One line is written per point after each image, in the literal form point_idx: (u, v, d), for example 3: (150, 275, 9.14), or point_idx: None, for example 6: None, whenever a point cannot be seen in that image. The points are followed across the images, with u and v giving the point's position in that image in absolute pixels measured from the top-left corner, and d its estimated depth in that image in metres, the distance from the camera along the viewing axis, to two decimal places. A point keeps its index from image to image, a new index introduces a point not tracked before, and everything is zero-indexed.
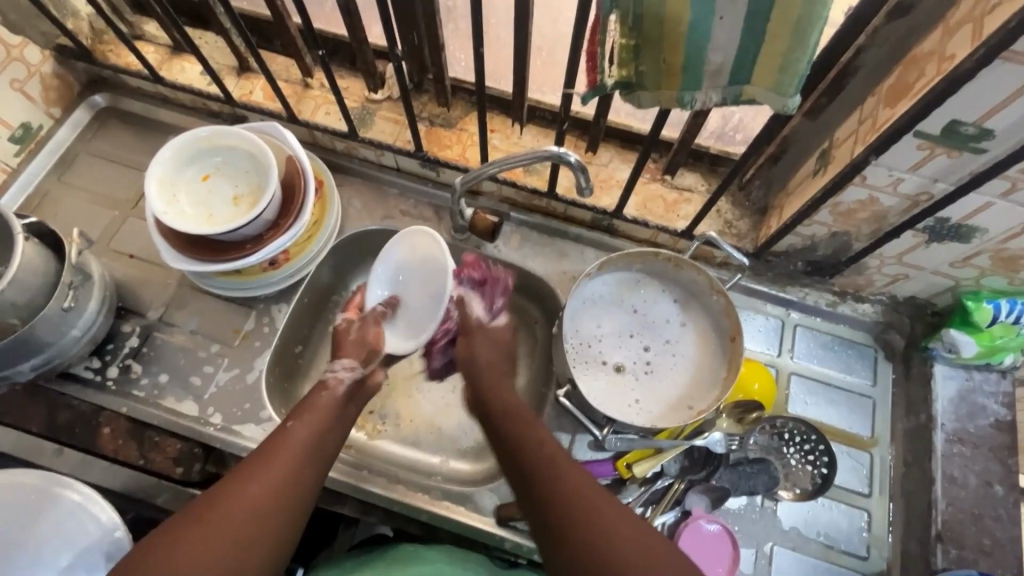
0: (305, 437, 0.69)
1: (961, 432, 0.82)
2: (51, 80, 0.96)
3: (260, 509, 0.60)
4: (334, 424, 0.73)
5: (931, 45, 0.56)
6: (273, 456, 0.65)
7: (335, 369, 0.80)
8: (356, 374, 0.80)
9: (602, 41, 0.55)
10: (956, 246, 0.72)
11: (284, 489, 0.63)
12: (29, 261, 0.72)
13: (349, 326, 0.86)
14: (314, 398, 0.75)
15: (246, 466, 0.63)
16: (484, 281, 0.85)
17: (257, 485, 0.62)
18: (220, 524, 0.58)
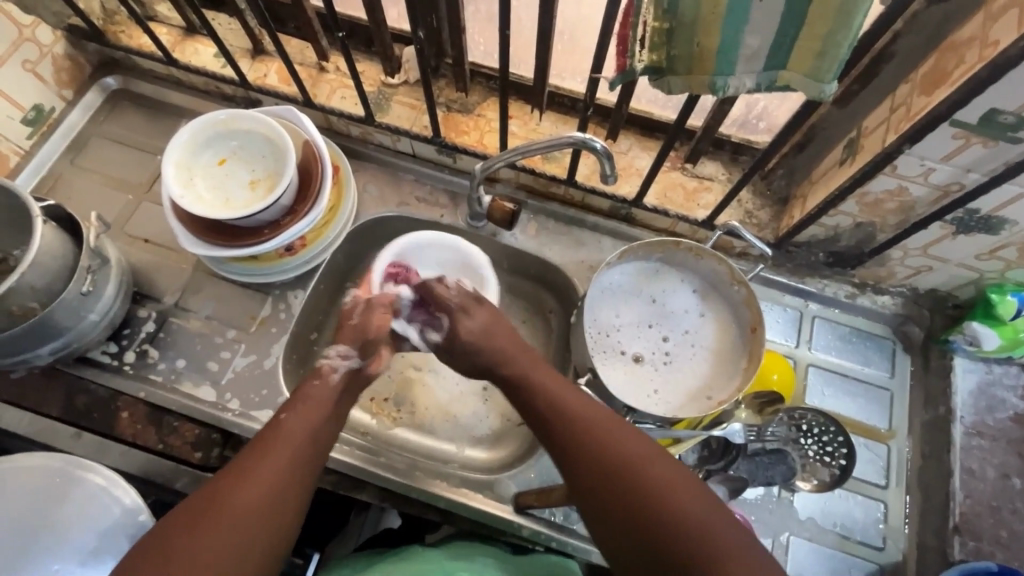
0: (304, 428, 0.64)
1: (980, 425, 0.83)
2: (63, 61, 0.95)
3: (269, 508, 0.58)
4: (333, 414, 0.69)
5: (972, 31, 0.55)
6: (269, 450, 0.61)
7: (328, 357, 0.72)
8: (347, 366, 0.72)
9: (634, 24, 0.53)
10: (984, 238, 0.71)
11: (287, 482, 0.61)
12: (48, 244, 0.72)
13: (354, 312, 0.78)
14: (305, 387, 0.68)
15: (243, 462, 0.60)
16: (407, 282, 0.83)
17: (255, 482, 0.59)
18: (228, 528, 0.55)
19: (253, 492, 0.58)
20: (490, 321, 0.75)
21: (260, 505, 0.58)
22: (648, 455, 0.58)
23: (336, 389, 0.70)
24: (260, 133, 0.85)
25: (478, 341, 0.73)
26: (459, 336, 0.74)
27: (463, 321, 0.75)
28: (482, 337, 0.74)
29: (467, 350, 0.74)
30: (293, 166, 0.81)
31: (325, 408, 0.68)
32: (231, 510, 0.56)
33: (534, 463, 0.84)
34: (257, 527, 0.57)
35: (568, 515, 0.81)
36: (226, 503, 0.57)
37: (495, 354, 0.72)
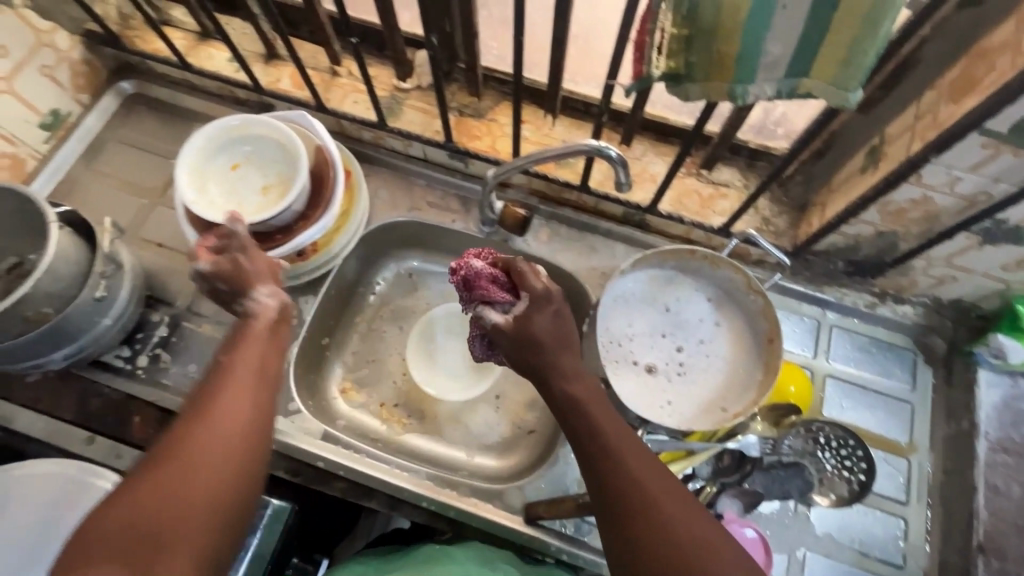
0: (252, 367, 0.61)
1: (1005, 441, 0.80)
2: (80, 66, 0.96)
3: (228, 457, 0.53)
4: (273, 352, 0.65)
5: (1004, 37, 0.53)
6: (225, 392, 0.58)
7: (256, 300, 0.68)
8: (279, 301, 0.69)
9: (652, 31, 0.51)
10: (1011, 248, 0.69)
11: (256, 422, 0.57)
12: (63, 250, 0.72)
13: (238, 262, 0.69)
14: (247, 327, 0.65)
15: (203, 408, 0.56)
16: (491, 282, 0.68)
17: (225, 423, 0.55)
18: (206, 475, 0.51)
19: (225, 433, 0.54)
20: (566, 324, 0.66)
21: (234, 448, 0.54)
22: (642, 464, 0.57)
23: (268, 325, 0.67)
24: (280, 138, 0.84)
25: (553, 346, 0.64)
26: (530, 335, 0.64)
27: (539, 319, 0.65)
28: (556, 340, 0.64)
29: (539, 357, 0.64)
30: (305, 171, 0.81)
31: (265, 345, 0.65)
32: (206, 455, 0.52)
33: (546, 474, 0.83)
34: (219, 484, 0.52)
35: (579, 526, 0.80)
36: (198, 445, 0.53)
37: (563, 363, 0.63)
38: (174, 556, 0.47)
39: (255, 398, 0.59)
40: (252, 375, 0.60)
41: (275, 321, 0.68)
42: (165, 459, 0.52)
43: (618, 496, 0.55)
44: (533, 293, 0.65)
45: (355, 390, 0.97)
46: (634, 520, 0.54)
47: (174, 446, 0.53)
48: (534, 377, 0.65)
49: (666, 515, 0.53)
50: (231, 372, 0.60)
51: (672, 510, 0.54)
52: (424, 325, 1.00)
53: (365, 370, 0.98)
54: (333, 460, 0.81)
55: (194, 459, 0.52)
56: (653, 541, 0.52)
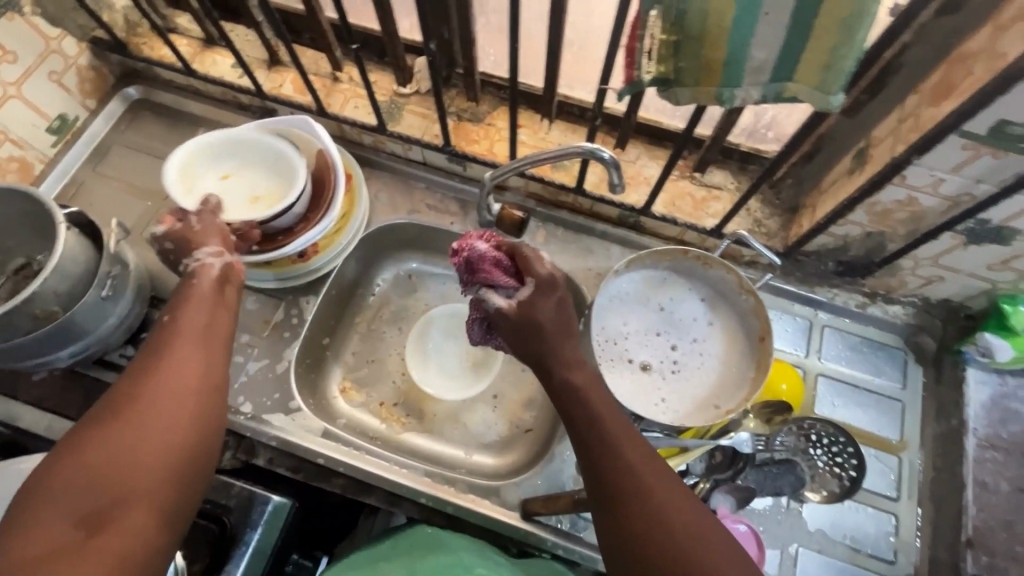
0: (194, 328, 0.64)
1: (993, 438, 0.82)
2: (87, 72, 0.98)
3: (173, 416, 0.57)
4: (218, 312, 0.68)
5: (983, 42, 0.55)
6: (165, 357, 0.60)
7: (199, 260, 0.71)
8: (223, 262, 0.72)
9: (641, 37, 0.54)
10: (996, 248, 0.71)
11: (199, 383, 0.60)
12: (69, 250, 0.73)
13: (185, 224, 0.74)
14: (187, 291, 0.68)
15: (145, 374, 0.59)
16: (495, 266, 0.70)
17: (167, 385, 0.58)
18: (151, 434, 0.54)
19: (166, 395, 0.57)
20: (568, 313, 0.68)
21: (179, 408, 0.57)
22: (643, 459, 0.58)
23: (213, 285, 0.70)
24: (280, 155, 0.86)
25: (555, 332, 0.66)
26: (534, 322, 0.66)
27: (543, 306, 0.67)
28: (559, 329, 0.66)
29: (541, 344, 0.66)
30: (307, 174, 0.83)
31: (209, 306, 0.68)
32: (147, 416, 0.55)
33: (542, 470, 0.84)
34: (166, 443, 0.55)
35: (575, 522, 0.81)
36: (138, 407, 0.56)
37: (565, 351, 0.65)
38: (137, 503, 0.51)
39: (205, 359, 0.63)
40: (199, 337, 0.64)
41: (222, 277, 0.71)
42: (118, 414, 0.55)
43: (618, 489, 0.57)
44: (538, 279, 0.68)
45: (355, 390, 0.99)
46: (634, 514, 0.55)
47: (119, 407, 0.56)
48: (535, 366, 0.67)
49: (662, 504, 0.55)
50: (179, 335, 0.63)
51: (669, 500, 0.55)
52: (423, 325, 1.02)
53: (365, 370, 1.00)
54: (333, 456, 0.83)
55: (148, 414, 0.55)
56: (653, 531, 0.53)
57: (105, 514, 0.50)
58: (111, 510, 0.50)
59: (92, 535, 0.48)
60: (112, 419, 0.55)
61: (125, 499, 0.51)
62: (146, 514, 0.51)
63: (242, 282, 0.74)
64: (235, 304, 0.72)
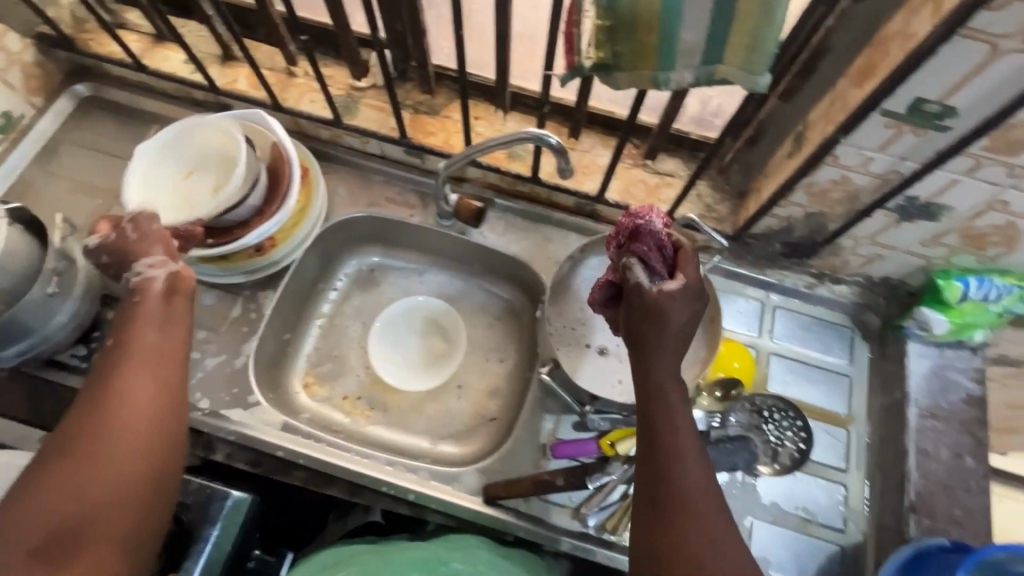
0: (149, 348, 0.65)
1: (933, 407, 0.84)
2: (33, 69, 0.96)
3: (129, 448, 0.59)
4: (169, 325, 0.68)
5: (897, 25, 0.58)
6: (117, 385, 0.62)
7: (138, 272, 0.70)
8: (167, 271, 0.71)
9: (579, 22, 0.56)
10: (926, 224, 0.74)
11: (155, 410, 0.62)
12: (10, 246, 0.71)
13: (120, 233, 0.72)
14: (129, 308, 0.68)
15: (100, 403, 0.61)
16: (659, 247, 0.65)
17: (125, 415, 0.60)
18: (110, 468, 0.57)
19: (122, 426, 0.60)
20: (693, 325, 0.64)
21: (136, 438, 0.60)
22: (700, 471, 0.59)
23: (159, 298, 0.69)
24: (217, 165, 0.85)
25: (672, 338, 0.62)
26: (664, 320, 0.62)
27: (678, 311, 0.62)
28: (681, 334, 0.63)
29: (659, 339, 0.62)
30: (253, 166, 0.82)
31: (163, 322, 0.68)
32: (104, 450, 0.58)
33: (503, 455, 0.85)
34: (127, 475, 0.58)
35: (535, 504, 0.82)
36: (94, 442, 0.58)
37: (674, 354, 0.63)
38: (100, 536, 0.55)
39: (158, 382, 0.64)
40: (153, 359, 0.65)
41: (167, 289, 0.70)
42: (75, 448, 0.58)
43: (665, 495, 0.58)
44: (687, 285, 0.63)
45: (318, 384, 0.98)
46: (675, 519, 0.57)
47: (76, 440, 0.58)
48: (636, 350, 0.64)
49: (707, 519, 0.57)
50: (133, 357, 0.64)
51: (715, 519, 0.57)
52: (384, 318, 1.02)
53: (328, 365, 0.99)
54: (292, 449, 0.83)
55: (104, 448, 0.58)
56: (690, 541, 0.56)
57: (72, 544, 0.54)
58: (75, 544, 0.54)
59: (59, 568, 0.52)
60: (68, 454, 0.57)
61: (88, 533, 0.55)
62: (111, 545, 0.55)
63: (192, 289, 0.73)
64: (189, 314, 0.72)
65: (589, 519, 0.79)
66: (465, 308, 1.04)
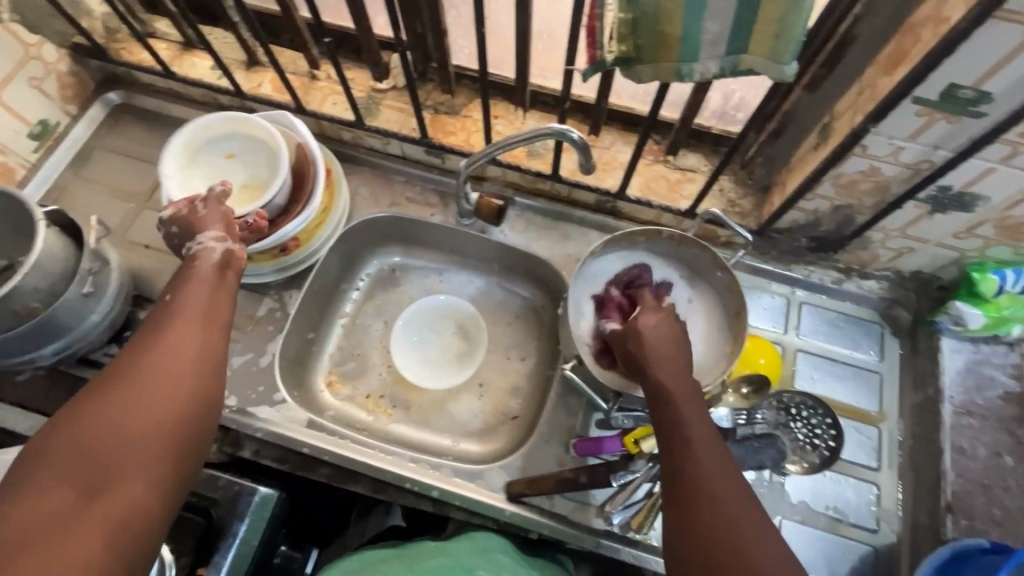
0: (197, 308, 0.65)
1: (969, 404, 0.82)
2: (67, 78, 0.99)
3: (169, 395, 0.57)
4: (215, 291, 0.68)
5: (928, 11, 0.57)
6: (165, 335, 0.61)
7: (200, 243, 0.71)
8: (224, 247, 0.71)
9: (601, 16, 0.56)
10: (959, 215, 0.72)
11: (197, 363, 0.60)
12: (49, 248, 0.74)
13: (193, 209, 0.75)
14: (180, 272, 0.68)
15: (144, 351, 0.59)
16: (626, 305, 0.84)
17: (169, 364, 0.58)
18: (146, 412, 0.55)
19: (164, 374, 0.57)
20: (671, 329, 0.70)
21: (176, 386, 0.57)
22: (716, 463, 0.57)
23: (214, 269, 0.69)
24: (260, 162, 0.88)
25: (654, 342, 0.68)
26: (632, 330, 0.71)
27: (643, 318, 0.72)
28: (660, 338, 0.69)
29: (636, 344, 0.69)
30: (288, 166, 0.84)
31: (209, 286, 0.67)
32: (145, 393, 0.56)
33: (526, 453, 0.85)
34: (160, 421, 0.55)
35: (560, 503, 0.82)
36: (136, 383, 0.56)
37: (660, 352, 0.67)
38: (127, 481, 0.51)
39: (203, 341, 0.62)
40: (200, 319, 0.64)
41: (222, 264, 0.70)
42: (106, 394, 0.55)
43: (675, 484, 0.58)
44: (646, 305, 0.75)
45: (341, 383, 0.99)
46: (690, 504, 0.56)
47: (117, 380, 0.56)
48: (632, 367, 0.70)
49: (724, 505, 0.55)
50: (177, 320, 0.62)
51: (742, 513, 0.54)
52: (406, 315, 1.03)
53: (351, 364, 1.00)
54: (318, 445, 0.84)
55: (145, 391, 0.56)
56: (711, 524, 0.54)
57: (98, 485, 0.50)
58: (102, 487, 0.50)
59: (81, 508, 0.49)
60: (99, 399, 0.54)
61: (115, 477, 0.51)
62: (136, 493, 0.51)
63: (242, 270, 0.73)
64: (235, 289, 0.71)
65: (614, 517, 0.76)
66: (485, 307, 1.04)
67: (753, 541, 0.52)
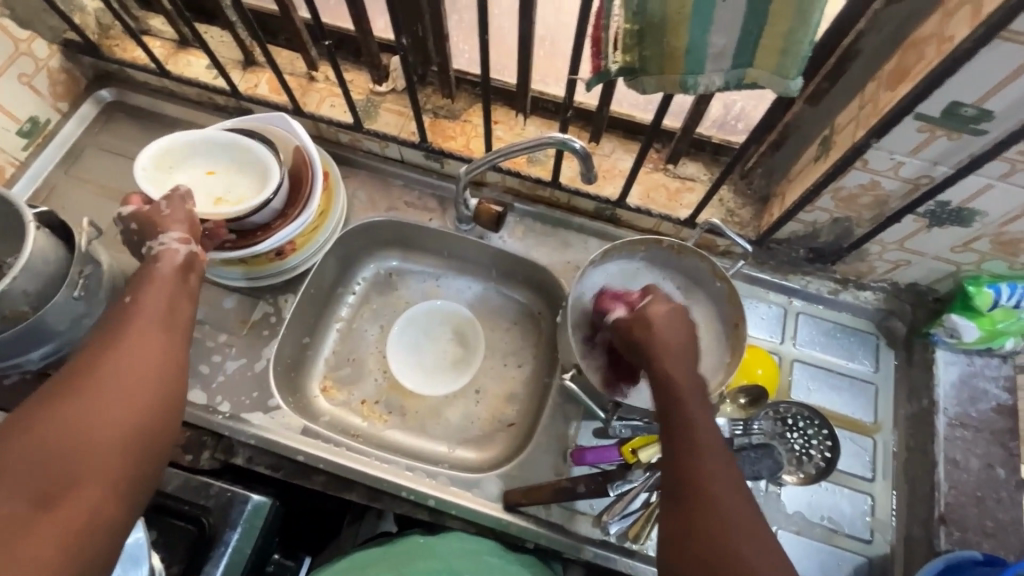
0: (159, 308, 0.63)
1: (962, 416, 0.83)
2: (58, 75, 0.97)
3: (134, 395, 0.54)
4: (178, 294, 0.66)
5: (931, 28, 0.57)
6: (126, 336, 0.58)
7: (162, 243, 0.69)
8: (187, 249, 0.70)
9: (607, 26, 0.55)
10: (957, 230, 0.73)
11: (162, 363, 0.58)
12: (39, 250, 0.72)
13: (153, 207, 0.72)
14: (143, 272, 0.66)
15: (103, 350, 0.56)
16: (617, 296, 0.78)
17: (131, 363, 0.56)
18: (110, 412, 0.52)
19: (126, 374, 0.55)
20: (680, 320, 0.68)
21: (142, 386, 0.55)
22: (714, 461, 0.56)
23: (177, 270, 0.68)
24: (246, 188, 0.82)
25: (662, 329, 0.67)
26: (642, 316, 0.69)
27: (654, 308, 0.69)
28: (667, 326, 0.67)
29: (645, 333, 0.67)
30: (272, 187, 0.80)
31: (171, 287, 0.66)
32: (107, 393, 0.53)
33: (523, 461, 0.84)
34: (126, 422, 0.53)
35: (557, 512, 0.81)
36: (96, 383, 0.53)
37: (670, 342, 0.65)
38: (88, 478, 0.49)
39: (166, 341, 0.60)
40: (161, 320, 0.62)
41: (185, 266, 0.69)
42: (60, 396, 0.52)
43: (676, 482, 0.56)
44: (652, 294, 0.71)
45: (336, 388, 0.98)
46: (691, 505, 0.54)
47: (75, 380, 0.53)
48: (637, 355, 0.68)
49: (722, 506, 0.53)
50: (137, 319, 0.60)
51: (738, 522, 0.53)
52: (400, 320, 1.02)
53: (346, 369, 0.99)
54: (313, 452, 0.83)
55: (109, 390, 0.53)
56: (710, 527, 0.53)
57: (61, 488, 0.47)
58: (61, 485, 0.48)
59: (42, 510, 0.46)
60: (52, 401, 0.51)
61: (79, 477, 0.48)
62: (103, 489, 0.49)
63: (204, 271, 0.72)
64: (196, 291, 0.70)
65: (612, 526, 0.77)
66: (482, 313, 1.04)
67: (749, 547, 0.51)
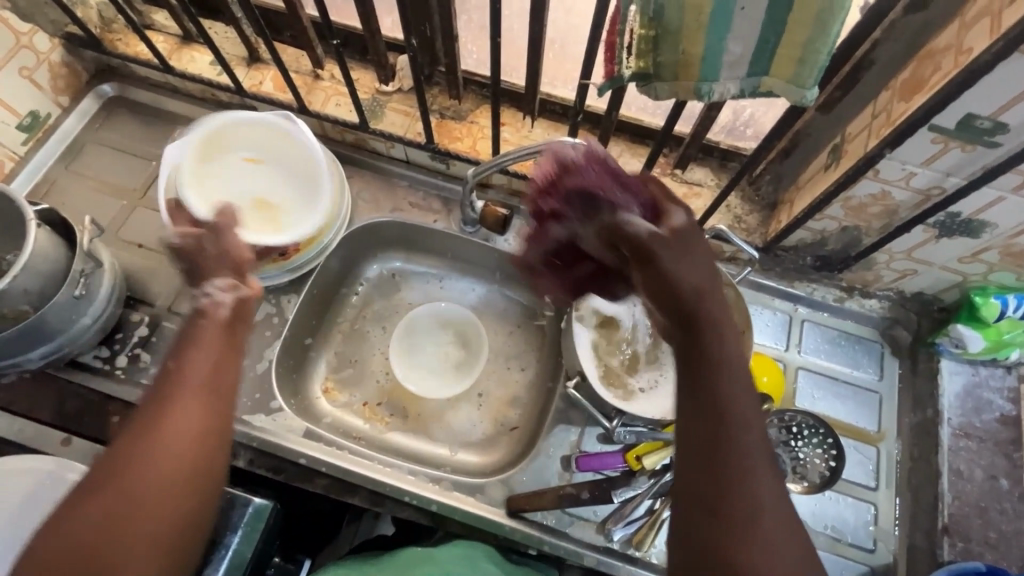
0: (201, 376, 0.61)
1: (966, 426, 0.83)
2: (60, 68, 0.96)
3: (169, 484, 0.54)
4: (224, 355, 0.64)
5: (948, 40, 0.57)
6: (165, 415, 0.57)
7: (207, 294, 0.67)
8: (234, 297, 0.68)
9: (622, 32, 0.55)
10: (966, 241, 0.73)
11: (197, 445, 0.57)
12: (40, 248, 0.71)
13: (200, 243, 0.71)
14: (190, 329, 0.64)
15: (145, 431, 0.56)
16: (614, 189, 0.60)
17: (167, 448, 0.55)
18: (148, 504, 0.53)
19: (164, 462, 0.55)
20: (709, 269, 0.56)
21: (178, 473, 0.55)
22: (757, 467, 0.48)
23: (222, 324, 0.66)
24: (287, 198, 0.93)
25: (702, 282, 0.54)
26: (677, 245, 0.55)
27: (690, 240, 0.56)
28: (706, 280, 0.54)
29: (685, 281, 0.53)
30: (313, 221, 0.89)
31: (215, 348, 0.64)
32: (146, 484, 0.54)
33: (527, 466, 0.84)
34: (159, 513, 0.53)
35: (560, 518, 0.81)
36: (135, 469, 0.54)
37: (710, 305, 0.53)
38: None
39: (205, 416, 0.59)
40: (202, 391, 0.60)
41: (230, 318, 0.67)
42: (107, 484, 0.53)
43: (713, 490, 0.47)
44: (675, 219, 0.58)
45: (338, 390, 0.97)
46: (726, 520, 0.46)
47: (120, 465, 0.54)
48: (670, 303, 0.54)
49: (764, 527, 0.46)
50: (178, 392, 0.59)
51: (782, 544, 0.46)
52: (402, 321, 1.01)
53: (348, 370, 0.99)
54: (315, 456, 0.83)
55: (146, 479, 0.54)
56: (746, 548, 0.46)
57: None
58: None
59: None
60: (100, 488, 0.53)
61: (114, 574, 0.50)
62: None
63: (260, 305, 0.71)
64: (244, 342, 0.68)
65: (614, 534, 0.79)
66: (486, 315, 1.03)
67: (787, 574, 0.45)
